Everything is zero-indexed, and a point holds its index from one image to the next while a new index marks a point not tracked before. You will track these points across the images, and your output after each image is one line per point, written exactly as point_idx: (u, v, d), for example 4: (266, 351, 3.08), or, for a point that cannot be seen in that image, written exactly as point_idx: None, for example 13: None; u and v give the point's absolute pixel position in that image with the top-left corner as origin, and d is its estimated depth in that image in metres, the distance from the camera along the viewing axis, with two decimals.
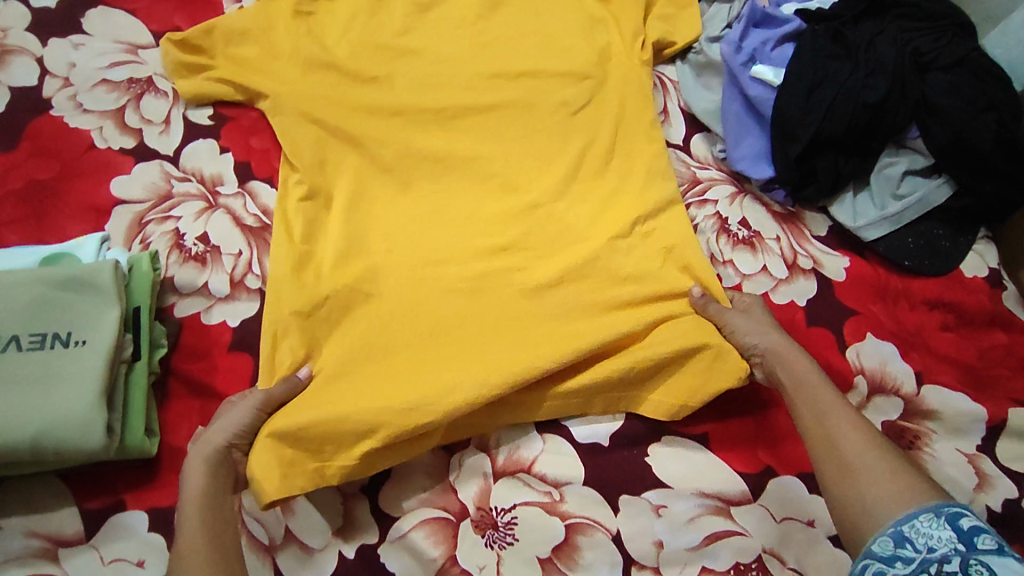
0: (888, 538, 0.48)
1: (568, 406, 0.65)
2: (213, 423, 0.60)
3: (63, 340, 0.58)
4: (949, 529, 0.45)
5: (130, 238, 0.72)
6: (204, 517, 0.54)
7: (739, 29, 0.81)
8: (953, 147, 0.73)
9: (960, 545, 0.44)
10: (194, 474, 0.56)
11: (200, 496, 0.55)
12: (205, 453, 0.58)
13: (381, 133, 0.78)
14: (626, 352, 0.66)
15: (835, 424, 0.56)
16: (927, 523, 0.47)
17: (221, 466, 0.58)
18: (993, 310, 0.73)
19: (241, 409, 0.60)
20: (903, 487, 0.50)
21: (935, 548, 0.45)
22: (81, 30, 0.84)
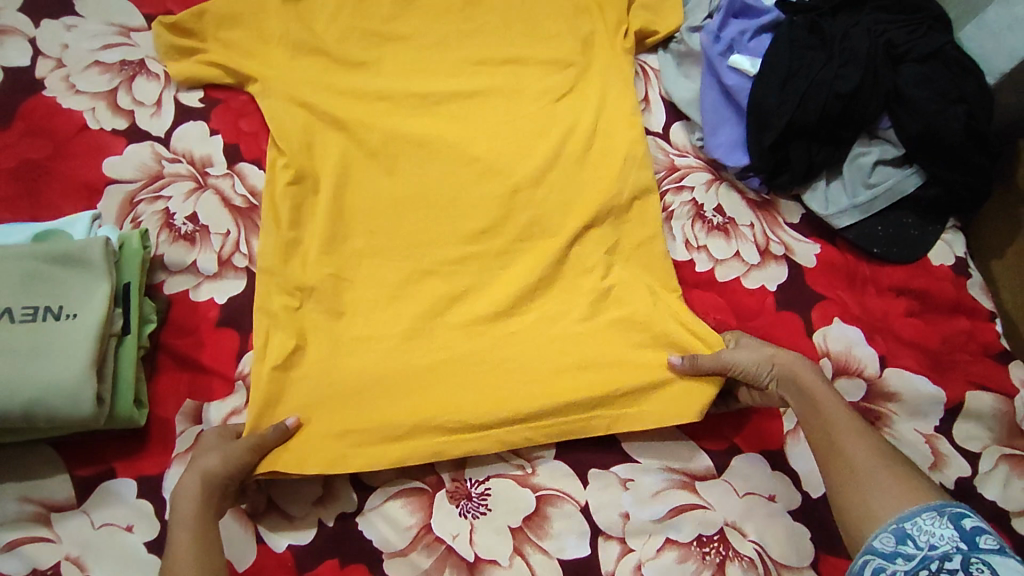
0: (890, 534, 0.51)
1: (563, 426, 0.66)
2: (205, 454, 0.59)
3: (55, 313, 0.60)
4: (951, 528, 0.48)
5: (121, 218, 0.74)
6: (193, 545, 0.55)
7: (718, 19, 0.82)
8: (923, 137, 0.75)
9: (961, 544, 0.47)
10: (184, 500, 0.56)
11: (190, 522, 0.56)
12: (200, 478, 0.57)
13: (368, 118, 0.80)
14: (612, 368, 0.68)
15: (844, 436, 0.57)
16: (928, 521, 0.49)
17: (214, 493, 0.57)
18: (957, 297, 0.75)
19: (235, 446, 0.60)
20: (903, 492, 0.53)
21: (937, 545, 0.48)
22: (75, 12, 0.85)
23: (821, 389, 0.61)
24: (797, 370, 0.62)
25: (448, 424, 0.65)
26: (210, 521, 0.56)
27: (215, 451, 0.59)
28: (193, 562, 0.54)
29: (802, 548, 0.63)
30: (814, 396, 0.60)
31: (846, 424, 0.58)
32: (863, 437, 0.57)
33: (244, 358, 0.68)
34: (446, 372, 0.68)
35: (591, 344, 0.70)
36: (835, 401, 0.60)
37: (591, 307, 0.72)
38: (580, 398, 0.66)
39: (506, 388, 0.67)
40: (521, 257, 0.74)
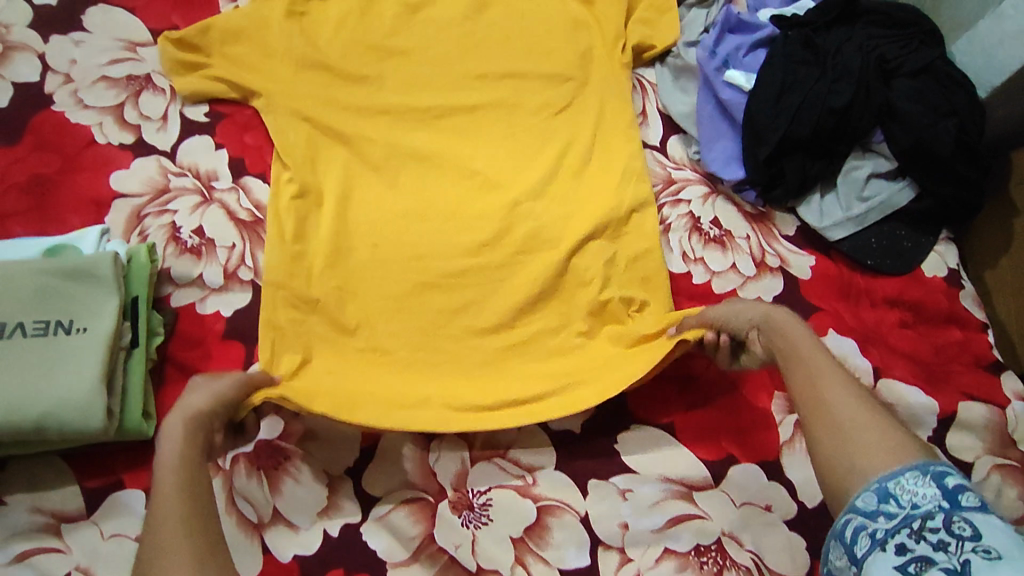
0: (872, 493, 0.48)
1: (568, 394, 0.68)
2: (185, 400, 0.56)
3: (66, 327, 0.61)
4: (934, 486, 0.45)
5: (128, 230, 0.75)
6: (179, 484, 0.50)
7: (714, 35, 0.84)
8: (915, 151, 0.77)
9: (944, 502, 0.44)
10: (168, 441, 0.53)
11: (173, 464, 0.51)
12: (183, 418, 0.54)
13: (371, 132, 0.82)
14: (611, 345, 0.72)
15: (828, 386, 0.54)
16: (912, 480, 0.47)
17: (199, 432, 0.54)
18: (949, 308, 0.77)
19: (222, 384, 0.59)
20: (888, 445, 0.50)
21: (920, 504, 0.45)
22: (83, 28, 0.87)
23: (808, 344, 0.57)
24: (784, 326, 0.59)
25: (450, 411, 0.67)
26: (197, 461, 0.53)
27: (200, 393, 0.57)
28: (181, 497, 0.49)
29: (798, 558, 0.64)
30: (799, 345, 0.57)
31: (831, 379, 0.55)
32: (847, 390, 0.54)
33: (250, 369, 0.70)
34: (449, 368, 0.71)
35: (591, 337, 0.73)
36: (821, 355, 0.56)
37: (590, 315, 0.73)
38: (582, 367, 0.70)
39: (512, 371, 0.71)
40: (522, 269, 0.76)
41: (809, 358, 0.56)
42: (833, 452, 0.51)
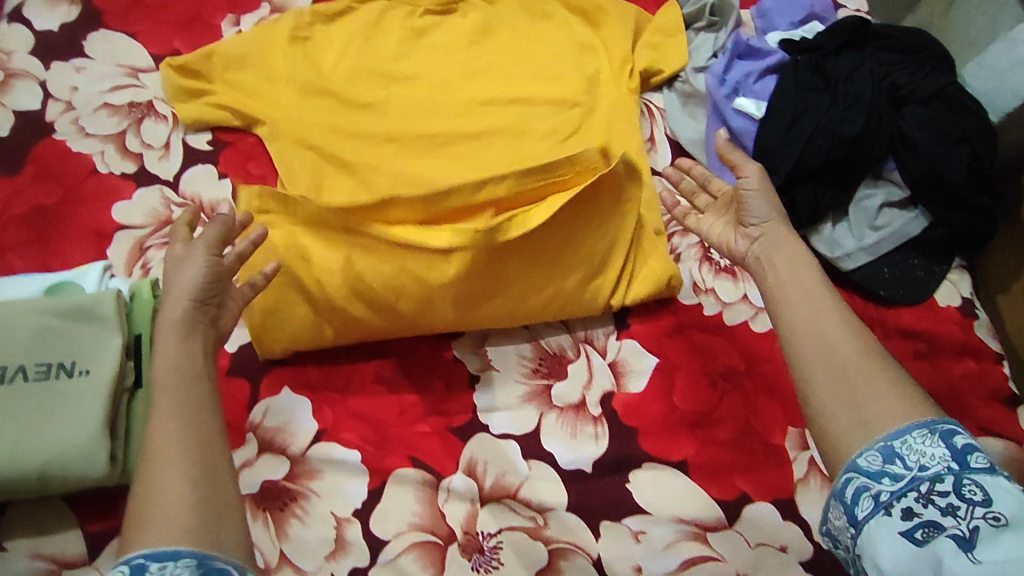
0: (876, 452, 0.47)
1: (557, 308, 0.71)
2: (180, 285, 0.53)
3: (68, 370, 0.60)
4: (943, 447, 0.45)
5: (131, 264, 0.74)
6: (173, 404, 0.47)
7: (723, 61, 0.83)
8: (927, 181, 0.76)
9: (953, 464, 0.44)
10: (166, 346, 0.50)
11: (170, 377, 0.49)
12: (172, 324, 0.51)
13: (374, 159, 0.79)
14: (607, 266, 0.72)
15: (824, 321, 0.52)
16: (920, 440, 0.46)
17: (195, 331, 0.52)
18: (964, 339, 0.76)
19: (200, 259, 0.55)
20: (899, 400, 0.48)
21: (927, 466, 0.45)
22: (84, 54, 0.86)
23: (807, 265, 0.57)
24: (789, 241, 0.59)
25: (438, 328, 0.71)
26: (201, 371, 0.50)
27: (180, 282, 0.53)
28: (176, 427, 0.46)
29: None
30: (797, 275, 0.56)
31: (827, 309, 0.53)
32: (845, 325, 0.52)
33: (255, 405, 0.69)
34: (460, 381, 0.71)
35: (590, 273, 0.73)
36: (818, 286, 0.55)
37: (591, 289, 0.72)
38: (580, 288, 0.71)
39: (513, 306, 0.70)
40: None
41: (804, 278, 0.55)
42: (836, 397, 0.49)
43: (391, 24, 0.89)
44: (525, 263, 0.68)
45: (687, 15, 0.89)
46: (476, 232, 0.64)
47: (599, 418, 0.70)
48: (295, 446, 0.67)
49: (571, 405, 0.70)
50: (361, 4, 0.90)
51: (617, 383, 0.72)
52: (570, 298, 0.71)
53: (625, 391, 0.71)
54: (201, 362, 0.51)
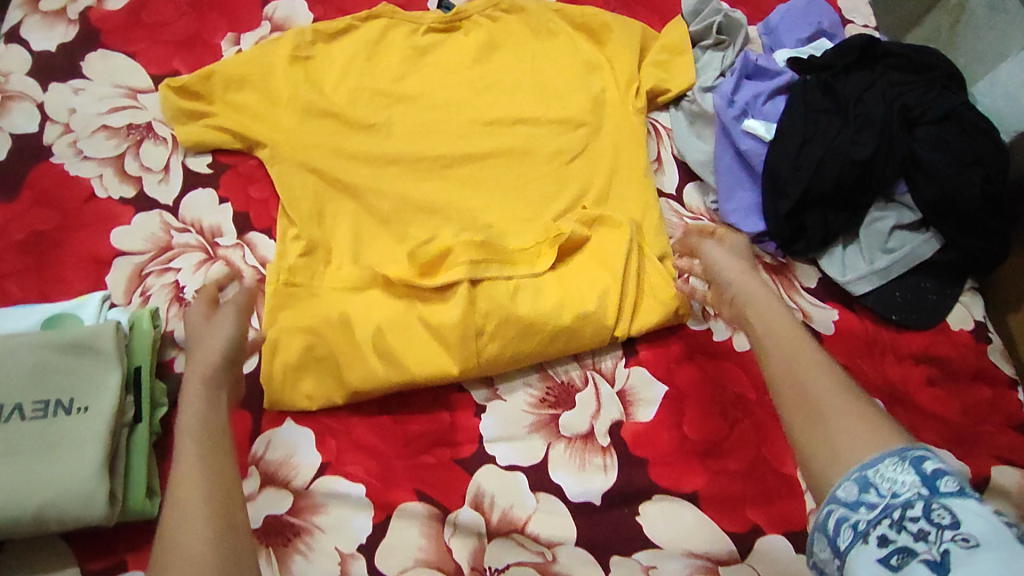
0: (852, 482, 0.46)
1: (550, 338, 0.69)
2: (207, 349, 0.60)
3: (66, 407, 0.58)
4: (913, 473, 0.44)
5: (130, 291, 0.73)
6: (200, 451, 0.52)
7: (731, 81, 0.82)
8: (940, 204, 0.74)
9: (924, 490, 0.43)
10: (191, 400, 0.56)
11: (197, 430, 0.53)
12: (202, 379, 0.58)
13: (378, 183, 0.78)
14: (601, 296, 0.71)
15: (802, 365, 0.54)
16: (891, 467, 0.45)
17: (218, 391, 0.58)
18: (977, 364, 0.75)
19: (221, 325, 0.63)
20: (869, 432, 0.48)
21: (900, 493, 0.44)
22: (82, 75, 0.84)
23: (774, 307, 0.61)
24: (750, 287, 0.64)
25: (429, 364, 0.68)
26: (224, 424, 0.55)
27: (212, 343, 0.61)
28: (200, 470, 0.50)
29: None
30: (771, 322, 0.59)
31: (805, 352, 0.55)
32: (824, 369, 0.53)
33: (259, 437, 0.68)
34: (466, 411, 0.70)
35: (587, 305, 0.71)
36: (796, 334, 0.57)
37: (591, 325, 0.70)
38: (574, 320, 0.70)
39: (509, 341, 0.69)
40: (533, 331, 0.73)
41: (780, 327, 0.58)
42: (810, 433, 0.50)
43: (394, 42, 0.85)
44: (514, 303, 0.70)
45: (694, 33, 0.88)
46: (462, 281, 0.70)
47: (608, 449, 0.69)
48: (298, 479, 0.66)
49: (579, 436, 0.69)
50: (362, 22, 0.86)
51: (625, 413, 0.70)
52: (569, 335, 0.70)
53: (635, 421, 0.70)
54: (223, 415, 0.56)
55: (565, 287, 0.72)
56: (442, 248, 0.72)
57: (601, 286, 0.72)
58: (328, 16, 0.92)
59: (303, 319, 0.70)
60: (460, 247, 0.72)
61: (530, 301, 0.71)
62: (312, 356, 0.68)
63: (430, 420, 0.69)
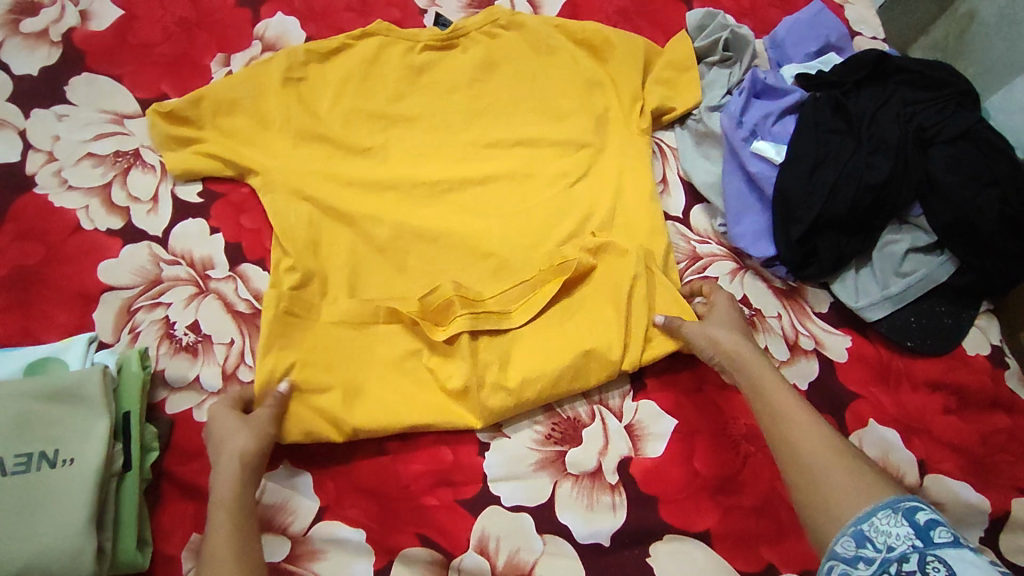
0: (849, 537, 0.47)
1: (557, 376, 0.67)
2: (230, 439, 0.60)
3: (50, 460, 0.56)
4: (906, 525, 0.46)
5: (118, 328, 0.70)
6: (232, 534, 0.54)
7: (740, 101, 0.79)
8: (957, 226, 0.72)
9: (918, 541, 0.44)
10: (224, 484, 0.57)
11: (230, 502, 0.56)
12: (238, 458, 0.59)
13: (374, 210, 0.74)
14: (606, 328, 0.69)
15: (797, 428, 0.55)
16: (884, 520, 0.47)
17: (252, 471, 0.59)
18: (995, 392, 0.72)
19: (258, 422, 0.61)
20: (864, 485, 0.50)
21: (895, 546, 0.45)
22: (66, 100, 0.81)
23: (763, 371, 0.61)
24: (741, 353, 0.63)
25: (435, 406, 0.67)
26: (250, 503, 0.58)
27: (246, 432, 0.61)
28: (234, 553, 0.53)
29: None
30: (762, 386, 0.60)
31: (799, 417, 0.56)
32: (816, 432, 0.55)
33: None
34: (469, 449, 0.68)
35: (594, 339, 0.68)
36: (790, 400, 0.58)
37: (597, 362, 0.68)
38: (579, 357, 0.67)
39: (515, 377, 0.67)
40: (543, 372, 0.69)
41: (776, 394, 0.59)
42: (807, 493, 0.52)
43: (389, 62, 0.81)
44: (510, 357, 0.69)
45: (699, 49, 0.85)
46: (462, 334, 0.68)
47: (616, 487, 0.66)
48: (296, 525, 0.63)
49: (586, 473, 0.67)
50: (355, 40, 0.82)
51: (634, 448, 0.68)
52: (575, 374, 0.67)
53: (644, 456, 0.68)
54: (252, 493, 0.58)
55: (566, 326, 0.70)
56: (446, 296, 0.69)
57: (606, 322, 0.69)
58: (322, 35, 0.89)
59: (296, 358, 0.66)
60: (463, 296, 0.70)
61: (529, 348, 0.69)
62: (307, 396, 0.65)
63: (433, 461, 0.67)
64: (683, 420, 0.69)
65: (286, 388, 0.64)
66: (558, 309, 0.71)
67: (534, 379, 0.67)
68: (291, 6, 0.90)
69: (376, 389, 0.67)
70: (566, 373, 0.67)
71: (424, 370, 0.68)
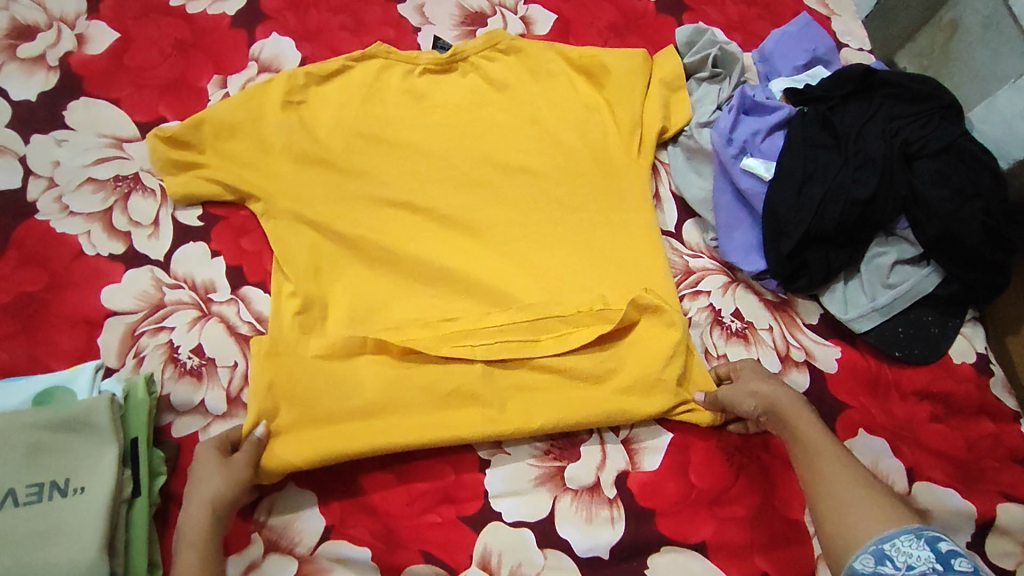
0: (870, 555, 0.53)
1: (577, 411, 0.69)
2: (204, 482, 0.62)
3: (62, 488, 0.57)
4: (928, 549, 0.50)
5: (123, 353, 0.72)
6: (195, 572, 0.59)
7: (730, 117, 0.80)
8: (942, 239, 0.74)
9: (937, 565, 0.48)
10: (194, 528, 0.60)
11: (199, 545, 0.60)
12: (208, 506, 0.61)
13: (375, 232, 0.76)
14: (632, 370, 0.71)
15: (833, 471, 0.60)
16: (907, 543, 0.51)
17: (222, 517, 0.61)
18: (980, 399, 0.75)
19: (233, 468, 0.62)
20: (883, 519, 0.54)
21: (913, 565, 0.50)
22: (65, 125, 0.82)
23: (806, 419, 0.64)
24: (779, 399, 0.66)
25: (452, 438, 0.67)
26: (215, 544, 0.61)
27: (218, 478, 0.62)
28: None
29: None
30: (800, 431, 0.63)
31: (836, 458, 0.61)
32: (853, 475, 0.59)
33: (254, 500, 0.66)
34: (471, 466, 0.69)
35: (621, 386, 0.71)
36: (830, 446, 0.62)
37: (622, 408, 0.70)
38: (605, 407, 0.70)
39: (538, 409, 0.70)
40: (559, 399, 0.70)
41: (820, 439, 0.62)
42: (836, 523, 0.56)
43: (389, 85, 0.83)
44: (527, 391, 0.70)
45: (689, 65, 0.87)
46: (478, 361, 0.70)
47: (615, 501, 0.68)
48: (302, 545, 0.65)
49: (585, 488, 0.69)
50: (356, 61, 0.83)
51: (632, 462, 0.70)
52: (599, 412, 0.69)
53: (641, 470, 0.70)
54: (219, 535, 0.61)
55: (590, 362, 0.71)
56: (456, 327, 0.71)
57: (636, 373, 0.71)
58: (317, 55, 0.90)
59: (296, 386, 0.67)
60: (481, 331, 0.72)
61: (539, 382, 0.71)
62: (302, 420, 0.66)
63: (436, 478, 0.68)
64: (678, 433, 0.72)
65: (264, 431, 0.65)
66: (593, 356, 0.72)
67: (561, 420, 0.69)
68: (286, 27, 0.91)
69: (355, 432, 0.67)
70: (586, 411, 0.69)
71: (418, 390, 0.68)
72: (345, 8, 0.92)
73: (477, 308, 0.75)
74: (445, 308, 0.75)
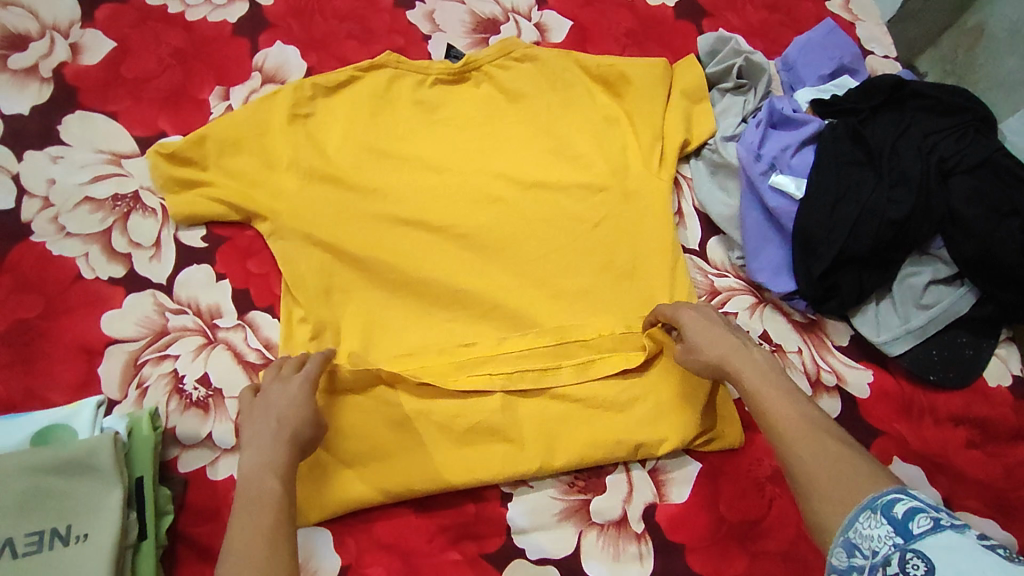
0: (840, 547, 0.43)
1: (602, 442, 0.67)
2: (281, 414, 0.57)
3: (64, 537, 0.54)
4: (885, 523, 0.42)
5: (126, 384, 0.69)
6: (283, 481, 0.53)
7: (758, 132, 0.77)
8: (979, 259, 0.71)
9: (897, 538, 0.40)
10: (276, 448, 0.55)
11: (281, 466, 0.54)
12: (291, 436, 0.56)
13: (388, 253, 0.72)
14: (658, 399, 0.68)
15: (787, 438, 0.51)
16: (865, 523, 0.43)
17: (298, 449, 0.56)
18: (1017, 424, 0.72)
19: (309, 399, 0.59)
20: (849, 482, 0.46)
21: (879, 550, 0.41)
22: (60, 141, 0.78)
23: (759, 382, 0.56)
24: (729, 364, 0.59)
25: (475, 475, 0.65)
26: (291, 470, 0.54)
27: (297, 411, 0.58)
28: (273, 515, 0.50)
29: None
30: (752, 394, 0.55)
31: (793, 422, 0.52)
32: (809, 441, 0.50)
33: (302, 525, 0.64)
34: (493, 500, 0.66)
35: (646, 416, 0.68)
36: (780, 408, 0.53)
37: (647, 439, 0.67)
38: (629, 442, 0.67)
39: (562, 438, 0.67)
40: (582, 428, 0.68)
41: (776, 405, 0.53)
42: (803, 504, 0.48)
43: (400, 96, 0.79)
44: (550, 421, 0.68)
45: (712, 75, 0.84)
46: (498, 392, 0.68)
47: (643, 535, 0.66)
48: None
49: (612, 522, 0.66)
50: (364, 72, 0.79)
51: (659, 494, 0.68)
52: (624, 444, 0.67)
53: (668, 502, 0.67)
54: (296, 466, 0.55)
55: (613, 390, 0.68)
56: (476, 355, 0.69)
57: (659, 402, 0.68)
58: (323, 65, 0.86)
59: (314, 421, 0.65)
60: (501, 358, 0.69)
61: (564, 412, 0.68)
62: (329, 460, 0.65)
63: (457, 513, 0.66)
64: (708, 465, 0.69)
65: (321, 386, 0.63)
66: (616, 383, 0.69)
67: (586, 451, 0.67)
68: (290, 35, 0.87)
69: (374, 473, 0.65)
70: (613, 443, 0.67)
71: (437, 424, 0.66)
72: (352, 15, 0.89)
73: (495, 333, 0.71)
74: (460, 333, 0.71)
